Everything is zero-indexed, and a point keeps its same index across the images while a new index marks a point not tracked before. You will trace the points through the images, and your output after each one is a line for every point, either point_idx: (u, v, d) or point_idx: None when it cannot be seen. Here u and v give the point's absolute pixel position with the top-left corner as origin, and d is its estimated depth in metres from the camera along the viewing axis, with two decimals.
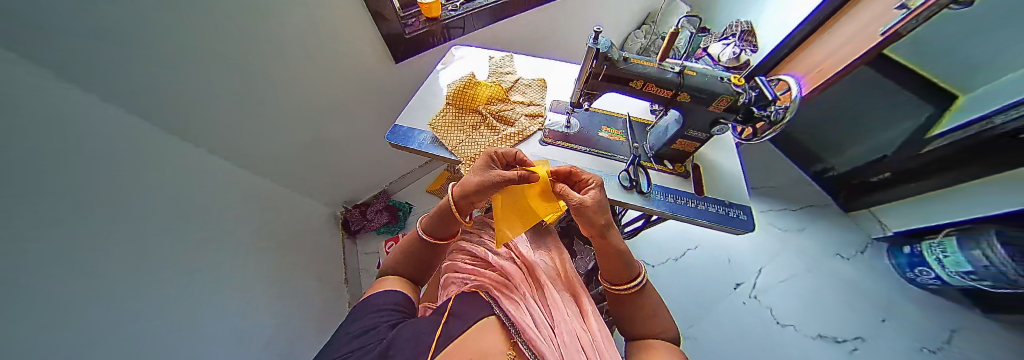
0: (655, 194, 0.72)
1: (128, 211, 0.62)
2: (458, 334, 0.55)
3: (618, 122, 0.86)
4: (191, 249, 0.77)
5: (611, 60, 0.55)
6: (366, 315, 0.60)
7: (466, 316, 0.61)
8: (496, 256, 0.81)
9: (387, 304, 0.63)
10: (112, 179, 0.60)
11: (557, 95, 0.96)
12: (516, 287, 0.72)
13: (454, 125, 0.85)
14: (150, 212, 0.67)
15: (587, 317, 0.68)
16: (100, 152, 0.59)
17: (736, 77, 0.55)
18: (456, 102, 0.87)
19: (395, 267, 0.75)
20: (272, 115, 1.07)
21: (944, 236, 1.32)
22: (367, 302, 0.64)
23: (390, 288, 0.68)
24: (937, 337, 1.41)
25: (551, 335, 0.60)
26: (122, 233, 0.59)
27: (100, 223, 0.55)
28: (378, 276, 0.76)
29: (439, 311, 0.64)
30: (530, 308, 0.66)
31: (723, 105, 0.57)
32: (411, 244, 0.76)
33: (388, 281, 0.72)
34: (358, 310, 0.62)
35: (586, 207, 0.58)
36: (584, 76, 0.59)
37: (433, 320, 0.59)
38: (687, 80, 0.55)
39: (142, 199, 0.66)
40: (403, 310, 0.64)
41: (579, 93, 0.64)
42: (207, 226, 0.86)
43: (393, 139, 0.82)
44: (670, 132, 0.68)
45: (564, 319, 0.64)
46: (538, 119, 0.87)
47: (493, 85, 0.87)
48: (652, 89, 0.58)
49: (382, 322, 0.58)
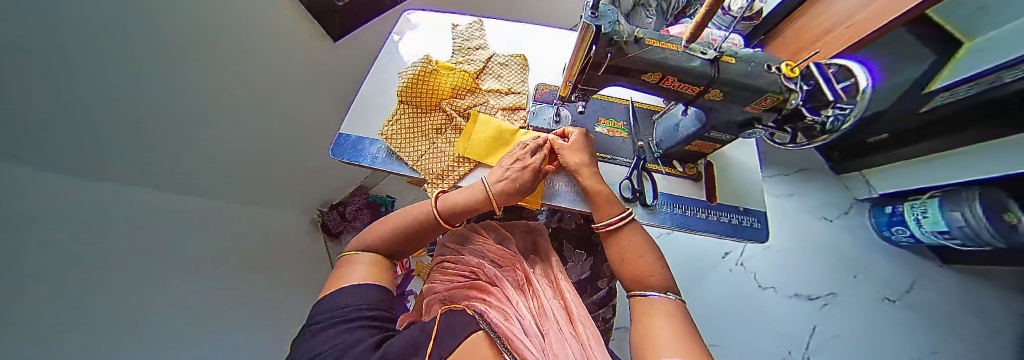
0: (662, 206, 0.61)
1: (68, 278, 0.52)
2: (453, 348, 0.40)
3: (619, 112, 0.70)
4: (156, 294, 0.68)
5: (617, 45, 0.37)
6: (336, 328, 0.41)
7: (455, 321, 0.45)
8: (480, 271, 0.68)
9: (365, 306, 0.46)
10: (48, 246, 0.49)
11: (542, 77, 0.78)
12: (500, 295, 0.58)
13: (413, 129, 0.68)
14: (96, 276, 0.57)
15: (576, 323, 0.55)
16: (44, 216, 0.49)
17: (786, 66, 0.39)
18: (413, 97, 0.68)
19: (379, 248, 0.58)
20: (221, 123, 0.88)
21: (927, 198, 1.30)
22: (332, 305, 0.45)
23: (369, 282, 0.51)
24: (902, 287, 1.51)
25: (541, 343, 0.46)
26: (61, 303, 0.49)
27: (38, 300, 0.46)
28: (342, 257, 0.58)
29: (425, 324, 0.47)
30: (514, 315, 0.52)
31: (765, 105, 0.42)
32: (409, 220, 0.60)
33: (364, 264, 0.55)
34: (321, 317, 0.44)
35: (562, 148, 0.60)
36: (579, 65, 0.42)
37: (424, 333, 0.43)
38: (724, 73, 0.39)
39: (82, 262, 0.55)
40: (382, 316, 0.46)
41: (570, 85, 0.48)
42: (170, 268, 0.75)
43: (340, 155, 0.65)
44: (686, 132, 0.54)
45: (552, 328, 0.52)
46: (518, 112, 0.71)
47: (459, 72, 0.68)
48: (672, 84, 0.42)
49: (369, 332, 0.42)
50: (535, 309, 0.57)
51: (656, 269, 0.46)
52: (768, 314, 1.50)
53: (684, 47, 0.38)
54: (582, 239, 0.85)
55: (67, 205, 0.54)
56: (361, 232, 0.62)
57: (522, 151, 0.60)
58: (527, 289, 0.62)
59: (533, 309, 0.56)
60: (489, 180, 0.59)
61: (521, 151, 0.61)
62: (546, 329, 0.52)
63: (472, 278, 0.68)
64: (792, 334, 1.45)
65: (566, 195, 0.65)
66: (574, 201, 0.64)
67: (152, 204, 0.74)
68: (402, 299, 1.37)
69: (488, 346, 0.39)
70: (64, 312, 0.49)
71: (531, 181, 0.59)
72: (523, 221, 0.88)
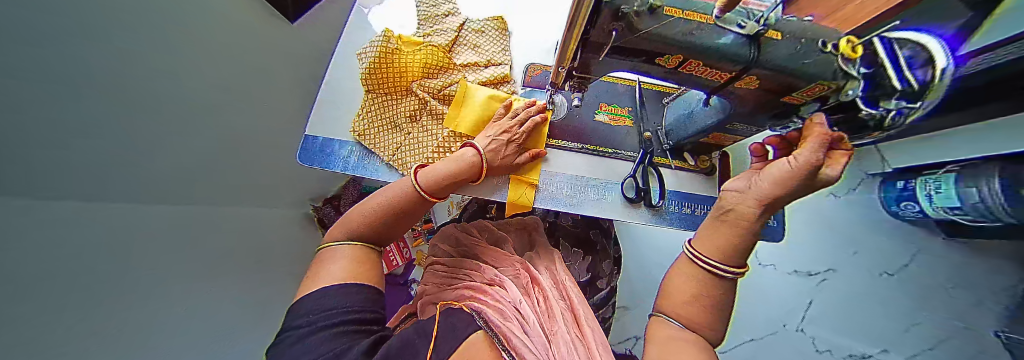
0: (669, 205, 0.55)
1: (32, 304, 0.47)
2: (454, 349, 0.34)
3: (623, 96, 0.61)
4: (156, 306, 0.67)
5: (624, 21, 0.27)
6: (319, 336, 0.31)
7: (456, 317, 0.41)
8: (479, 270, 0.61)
9: (355, 306, 0.36)
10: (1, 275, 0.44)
11: (530, 56, 0.67)
12: (502, 288, 0.53)
13: (385, 119, 0.59)
14: (64, 298, 0.52)
15: (580, 321, 0.49)
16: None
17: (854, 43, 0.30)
18: (378, 80, 0.58)
19: (366, 232, 0.46)
20: (184, 121, 0.78)
21: (941, 173, 1.11)
22: (313, 303, 0.35)
23: (361, 278, 0.40)
24: (900, 261, 1.38)
25: (547, 346, 0.39)
26: (36, 331, 0.46)
27: (14, 331, 0.42)
28: (324, 242, 0.46)
29: (422, 327, 0.40)
30: (520, 311, 0.46)
31: (813, 92, 0.34)
32: (398, 197, 0.47)
33: (352, 251, 0.43)
34: (302, 315, 0.34)
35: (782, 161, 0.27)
36: (573, 48, 0.32)
37: (423, 339, 0.37)
38: (764, 56, 0.30)
39: (45, 286, 0.50)
40: (375, 317, 0.37)
41: (563, 71, 0.39)
42: (160, 281, 0.69)
43: (309, 161, 0.57)
44: (703, 122, 0.46)
45: (560, 328, 0.45)
46: (501, 87, 0.62)
47: (426, 46, 0.58)
48: (695, 69, 0.33)
49: (366, 339, 0.33)
50: (540, 309, 0.50)
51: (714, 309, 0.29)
52: (767, 292, 1.42)
53: (716, 20, 0.28)
54: (580, 238, 0.79)
55: (10, 229, 0.47)
56: (346, 213, 0.48)
57: (510, 123, 0.52)
58: (528, 285, 0.55)
59: (536, 308, 0.50)
60: (478, 146, 0.51)
61: (508, 122, 0.52)
62: (553, 331, 0.45)
63: (468, 275, 0.61)
64: (786, 308, 1.41)
65: (561, 197, 0.54)
66: (568, 204, 0.54)
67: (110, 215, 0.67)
68: (403, 288, 1.35)
69: (489, 347, 0.35)
70: (37, 341, 0.45)
71: (512, 156, 0.53)
72: (518, 218, 0.82)
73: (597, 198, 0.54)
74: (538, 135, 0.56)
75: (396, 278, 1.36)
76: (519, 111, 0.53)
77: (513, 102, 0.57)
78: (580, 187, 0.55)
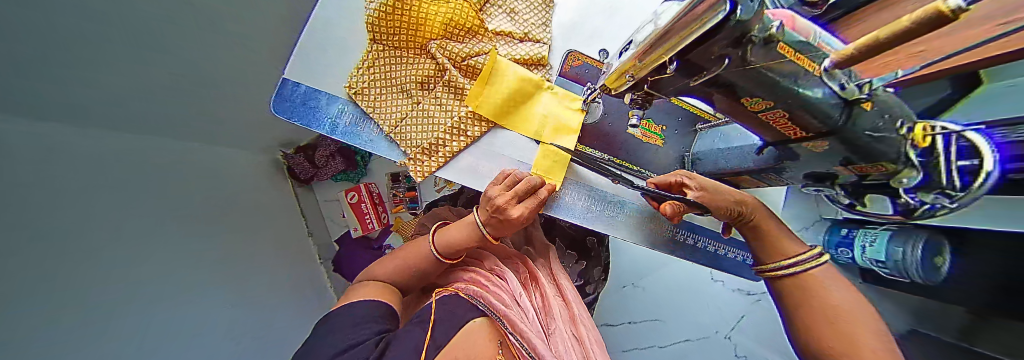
0: (681, 234, 0.58)
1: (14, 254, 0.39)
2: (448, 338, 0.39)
3: (659, 111, 0.57)
4: (130, 261, 0.55)
5: (740, 55, 0.23)
6: (343, 336, 0.39)
7: (454, 304, 0.44)
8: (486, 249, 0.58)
9: (369, 319, 0.41)
10: None
11: (571, 41, 0.59)
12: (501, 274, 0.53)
13: (392, 81, 0.50)
14: (51, 252, 0.45)
15: (577, 321, 0.54)
16: None
17: (962, 5, 0.08)
18: (396, 30, 0.49)
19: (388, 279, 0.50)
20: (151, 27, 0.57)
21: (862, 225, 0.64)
22: (340, 318, 0.42)
23: (371, 298, 0.45)
24: None
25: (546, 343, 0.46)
26: None
27: None
28: (356, 282, 0.51)
29: (422, 317, 0.43)
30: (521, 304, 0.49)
31: (865, 170, 0.34)
32: (416, 257, 0.50)
33: (370, 288, 0.47)
34: (333, 325, 0.41)
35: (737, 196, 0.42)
36: (654, 59, 0.27)
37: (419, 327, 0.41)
38: (853, 124, 0.28)
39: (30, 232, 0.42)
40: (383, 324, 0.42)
41: (629, 81, 0.34)
42: (146, 229, 0.61)
43: (289, 115, 0.47)
44: (742, 164, 0.46)
45: (557, 327, 0.51)
46: (534, 70, 0.54)
47: (455, 1, 0.48)
48: (775, 120, 0.31)
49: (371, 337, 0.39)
50: (539, 306, 0.53)
51: (843, 305, 0.31)
52: (707, 305, 1.44)
53: (826, 74, 0.25)
54: (575, 240, 0.77)
55: None
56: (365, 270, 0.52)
57: (506, 196, 0.43)
58: (527, 280, 0.56)
59: (536, 304, 0.53)
60: (478, 219, 0.47)
61: (502, 197, 0.43)
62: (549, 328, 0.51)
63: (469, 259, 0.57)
64: (722, 316, 1.42)
65: (576, 209, 0.51)
66: (580, 217, 0.51)
67: (78, 146, 0.55)
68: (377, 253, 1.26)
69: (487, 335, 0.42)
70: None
71: (518, 226, 0.46)
72: None
73: (609, 217, 0.52)
74: (564, 133, 0.52)
75: (370, 242, 1.26)
76: (516, 188, 0.43)
77: (534, 92, 0.52)
78: (596, 203, 0.52)
